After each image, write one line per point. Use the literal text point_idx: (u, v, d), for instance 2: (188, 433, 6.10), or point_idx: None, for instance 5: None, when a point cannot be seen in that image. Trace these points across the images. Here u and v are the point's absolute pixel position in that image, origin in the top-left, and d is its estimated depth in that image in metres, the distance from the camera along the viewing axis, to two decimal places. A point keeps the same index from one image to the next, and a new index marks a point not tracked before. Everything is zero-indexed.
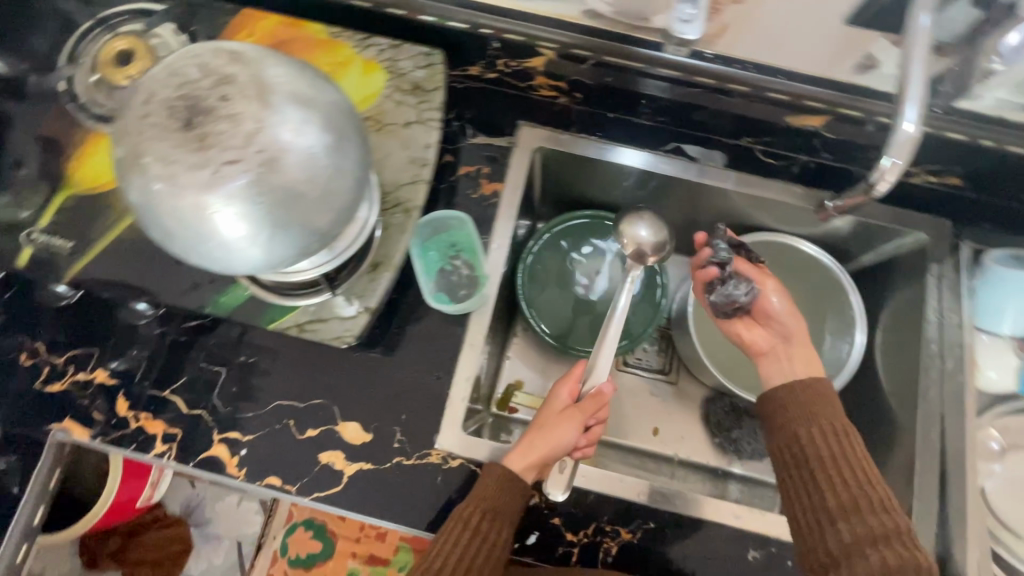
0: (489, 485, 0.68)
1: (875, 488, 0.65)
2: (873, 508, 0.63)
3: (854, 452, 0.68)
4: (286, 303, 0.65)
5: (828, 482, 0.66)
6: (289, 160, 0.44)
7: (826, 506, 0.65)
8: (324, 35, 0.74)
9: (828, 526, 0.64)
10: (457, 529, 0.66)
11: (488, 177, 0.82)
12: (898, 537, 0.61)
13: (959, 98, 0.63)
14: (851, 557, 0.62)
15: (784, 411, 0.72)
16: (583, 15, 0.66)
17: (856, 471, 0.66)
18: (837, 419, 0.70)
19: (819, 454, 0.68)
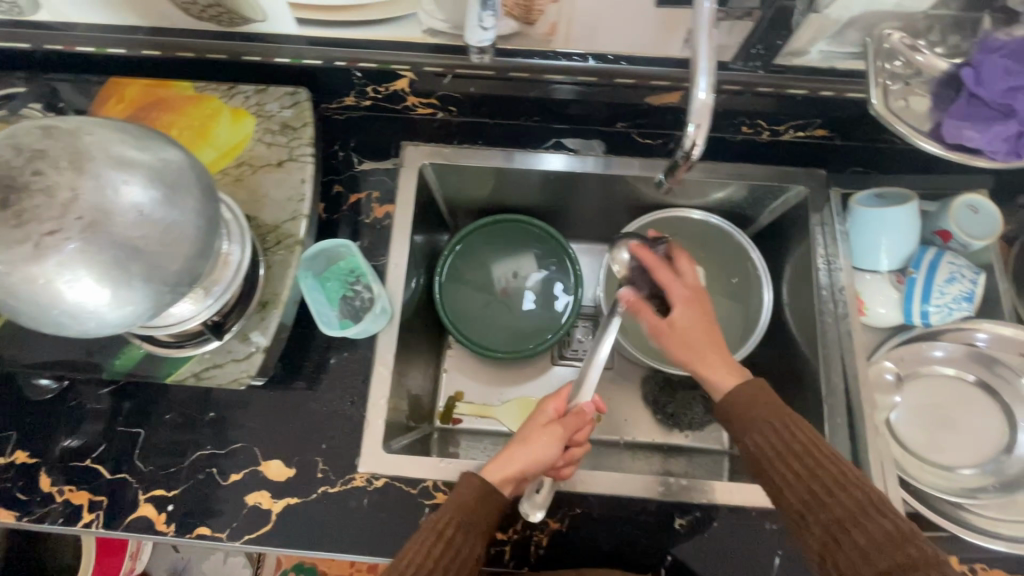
0: (467, 496, 0.63)
1: (829, 464, 0.58)
2: (835, 489, 0.56)
3: (799, 437, 0.61)
4: (181, 354, 0.67)
5: (785, 479, 0.59)
6: (115, 220, 0.46)
7: (793, 505, 0.59)
8: (191, 90, 0.77)
9: (803, 523, 0.58)
10: (428, 540, 0.60)
11: (379, 201, 0.85)
12: (867, 513, 0.55)
13: (789, 56, 0.66)
14: (833, 551, 0.55)
15: (731, 422, 0.66)
16: (425, 34, 0.69)
17: (806, 457, 0.59)
18: (777, 411, 0.63)
19: (769, 455, 0.61)
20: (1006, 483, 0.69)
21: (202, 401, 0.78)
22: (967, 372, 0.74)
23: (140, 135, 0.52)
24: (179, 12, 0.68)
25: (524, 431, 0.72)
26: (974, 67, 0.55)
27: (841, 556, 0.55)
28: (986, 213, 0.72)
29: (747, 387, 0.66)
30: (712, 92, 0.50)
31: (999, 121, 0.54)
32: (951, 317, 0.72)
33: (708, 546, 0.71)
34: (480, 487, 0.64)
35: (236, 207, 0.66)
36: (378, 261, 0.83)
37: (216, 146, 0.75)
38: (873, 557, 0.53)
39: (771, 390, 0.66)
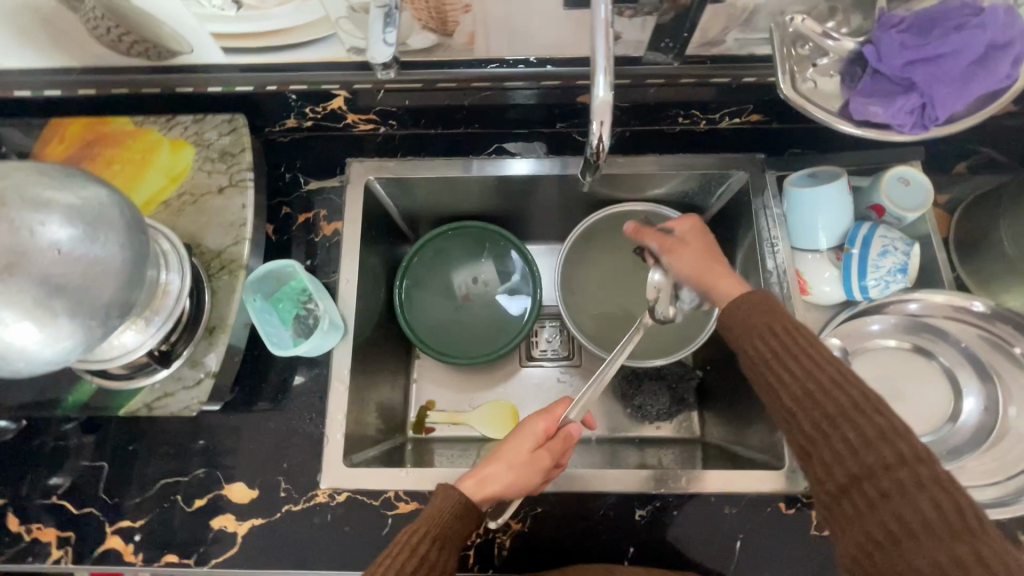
0: (445, 510, 0.60)
1: (826, 364, 0.54)
2: (829, 388, 0.53)
3: (798, 339, 0.57)
4: (131, 386, 0.70)
5: (778, 378, 0.56)
6: (35, 260, 0.48)
7: (784, 403, 0.55)
8: (131, 125, 0.79)
9: (792, 423, 0.55)
10: (401, 555, 0.57)
11: (327, 218, 0.86)
12: (863, 411, 0.51)
13: (705, 46, 0.68)
14: (820, 445, 0.52)
15: (732, 326, 0.62)
16: (350, 53, 0.70)
17: (803, 356, 0.55)
18: (779, 314, 0.59)
19: (764, 357, 0.57)
20: (952, 451, 0.70)
21: (163, 430, 0.78)
22: (905, 341, 0.76)
23: (60, 175, 0.53)
24: (108, 51, 0.70)
25: (510, 452, 0.67)
26: (875, 44, 0.56)
27: (826, 452, 0.52)
28: (917, 184, 0.74)
29: (749, 298, 0.61)
30: (610, 89, 0.52)
31: (902, 95, 0.55)
32: (888, 290, 0.73)
33: (670, 535, 0.72)
34: (459, 507, 0.60)
35: (175, 238, 0.69)
36: (330, 278, 0.84)
37: (159, 174, 0.77)
38: (860, 453, 0.50)
39: (774, 299, 0.60)
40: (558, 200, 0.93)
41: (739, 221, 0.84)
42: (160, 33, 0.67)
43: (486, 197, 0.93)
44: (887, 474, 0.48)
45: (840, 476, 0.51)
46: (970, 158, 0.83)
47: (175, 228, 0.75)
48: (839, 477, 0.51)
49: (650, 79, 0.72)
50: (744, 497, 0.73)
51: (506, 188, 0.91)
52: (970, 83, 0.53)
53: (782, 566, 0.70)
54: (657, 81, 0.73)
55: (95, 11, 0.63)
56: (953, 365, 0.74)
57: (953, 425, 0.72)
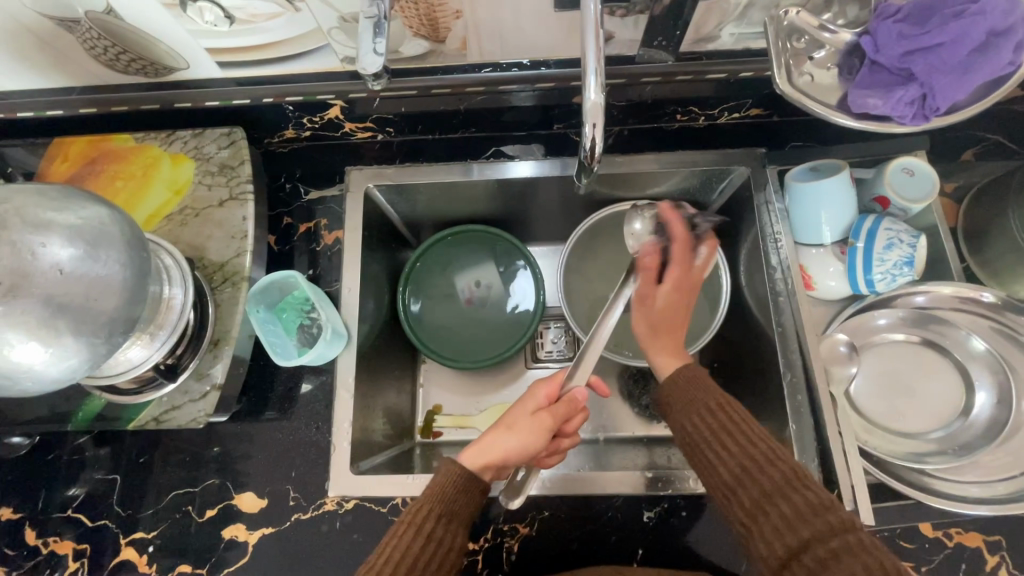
0: (440, 481, 0.59)
1: (758, 439, 0.57)
2: (762, 462, 0.55)
3: (732, 417, 0.59)
4: (139, 400, 0.71)
5: (715, 456, 0.58)
6: (37, 281, 0.49)
7: (722, 481, 0.57)
8: (132, 142, 0.80)
9: (730, 499, 0.56)
10: (407, 534, 0.56)
11: (328, 228, 0.87)
12: (792, 485, 0.53)
13: (699, 42, 0.67)
14: (758, 523, 0.53)
15: (670, 405, 0.64)
16: (344, 63, 0.70)
17: (737, 433, 0.58)
18: (713, 392, 0.62)
19: (703, 436, 0.59)
20: (964, 446, 0.69)
21: (173, 441, 0.79)
22: (913, 334, 0.74)
23: (60, 197, 0.54)
24: (106, 69, 0.71)
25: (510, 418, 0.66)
26: (872, 35, 0.56)
27: (765, 528, 0.52)
28: (922, 174, 0.73)
29: (687, 370, 0.65)
30: (601, 92, 0.52)
31: (901, 86, 0.54)
32: (896, 284, 0.72)
33: (678, 536, 0.72)
34: (461, 478, 0.60)
35: (176, 252, 0.70)
36: (333, 286, 0.84)
37: (162, 188, 0.79)
38: (797, 527, 0.51)
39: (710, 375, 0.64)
40: (557, 202, 0.92)
41: (741, 218, 0.83)
42: (156, 50, 0.67)
43: (486, 201, 0.93)
44: (822, 547, 0.49)
45: (781, 551, 0.51)
46: (977, 145, 0.82)
47: (179, 242, 0.76)
48: (780, 551, 0.51)
49: (645, 77, 0.72)
50: None
51: (505, 191, 0.90)
52: (970, 71, 0.52)
53: None
54: (653, 79, 0.73)
55: (92, 32, 0.64)
56: (964, 358, 0.73)
57: (964, 420, 0.71)
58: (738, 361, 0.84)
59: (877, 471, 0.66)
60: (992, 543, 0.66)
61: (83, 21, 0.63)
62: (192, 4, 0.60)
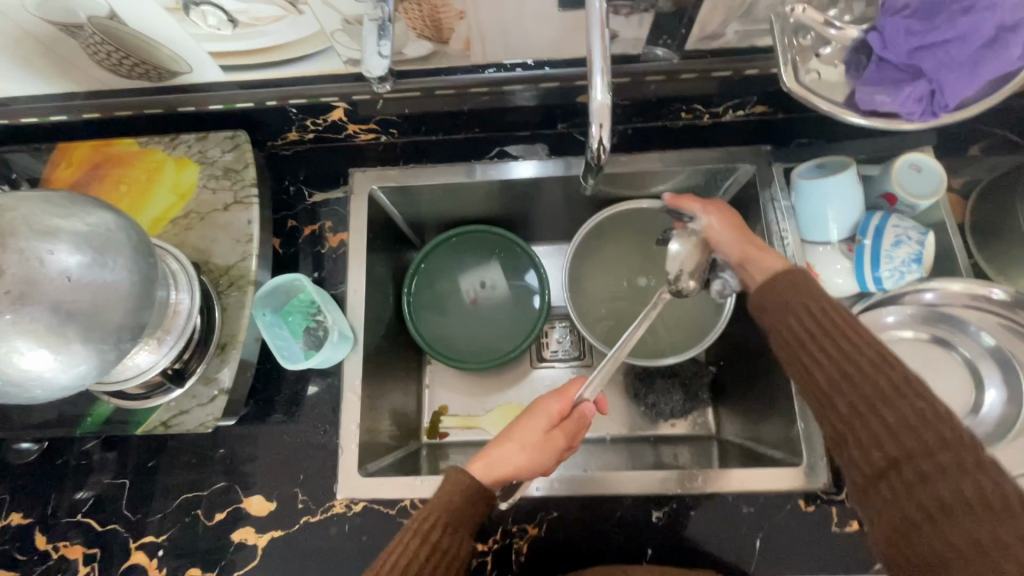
0: (452, 494, 0.59)
1: (865, 346, 0.54)
2: (870, 366, 0.52)
3: (844, 321, 0.56)
4: (147, 405, 0.71)
5: (815, 358, 0.56)
6: (44, 289, 0.49)
7: (820, 384, 0.55)
8: (136, 147, 0.80)
9: (828, 403, 0.54)
10: (413, 541, 0.56)
11: (333, 230, 0.87)
12: (902, 394, 0.50)
13: (704, 40, 0.67)
14: (856, 427, 0.51)
15: (766, 306, 0.62)
16: (347, 65, 0.70)
17: (839, 337, 0.55)
18: (814, 296, 0.59)
19: (803, 338, 0.57)
20: None
21: (181, 445, 0.80)
22: (922, 332, 0.74)
23: (66, 203, 0.54)
24: (110, 74, 0.71)
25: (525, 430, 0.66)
26: (880, 31, 0.55)
27: (863, 435, 0.51)
28: (929, 170, 0.72)
29: (790, 275, 0.62)
30: (608, 91, 0.52)
31: (909, 82, 0.54)
32: (903, 281, 0.71)
33: (687, 536, 0.71)
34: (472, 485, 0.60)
35: (183, 257, 0.70)
36: (338, 289, 0.84)
37: (166, 192, 0.79)
38: (899, 436, 0.48)
39: (814, 280, 0.60)
40: (561, 201, 0.92)
41: (747, 216, 0.83)
42: (159, 55, 0.67)
43: (490, 201, 0.93)
44: (924, 457, 0.47)
45: (877, 460, 0.49)
46: (984, 140, 0.81)
47: (184, 246, 0.76)
48: (877, 460, 0.49)
49: (650, 76, 0.71)
50: (761, 496, 0.72)
51: (510, 191, 0.90)
52: (979, 67, 0.51)
53: (804, 563, 0.70)
54: (657, 78, 0.72)
55: (95, 38, 0.64)
56: (974, 356, 0.73)
57: (975, 417, 0.70)
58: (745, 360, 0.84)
59: None
60: None
61: (86, 26, 0.63)
62: (194, 8, 0.60)
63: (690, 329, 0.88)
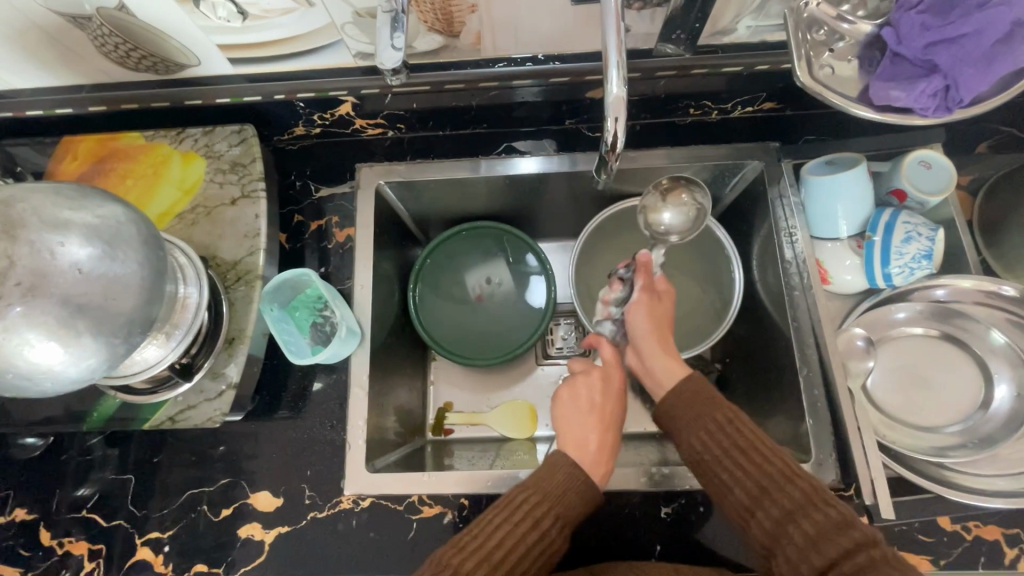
0: (561, 485, 0.62)
1: (773, 457, 0.57)
2: (779, 479, 0.55)
3: (744, 430, 0.59)
4: (155, 400, 0.71)
5: (730, 475, 0.58)
6: (55, 281, 0.48)
7: (740, 501, 0.57)
8: (143, 140, 0.80)
9: (750, 520, 0.56)
10: (528, 523, 0.59)
11: (339, 225, 0.86)
12: (815, 504, 0.53)
13: (716, 35, 0.67)
14: (782, 541, 0.53)
15: (671, 422, 0.64)
16: (357, 58, 0.70)
17: (752, 450, 0.58)
18: (718, 406, 0.62)
19: (714, 452, 0.59)
20: (984, 439, 0.69)
21: (186, 441, 0.79)
22: (932, 328, 0.74)
23: (77, 195, 0.54)
24: (117, 66, 0.70)
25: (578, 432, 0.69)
26: (894, 27, 0.55)
27: (791, 551, 0.52)
28: (939, 167, 0.73)
29: (690, 382, 0.65)
30: (623, 85, 0.52)
31: (924, 78, 0.53)
32: (913, 277, 0.72)
33: (695, 532, 0.71)
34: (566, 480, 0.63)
35: (190, 251, 0.70)
36: (344, 284, 0.84)
37: (172, 187, 0.78)
38: (822, 547, 0.50)
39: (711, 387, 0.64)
40: (568, 198, 0.92)
41: (755, 213, 0.83)
42: (167, 47, 0.67)
43: (497, 198, 0.92)
44: (849, 564, 0.49)
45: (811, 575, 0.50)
46: (992, 137, 0.81)
47: (190, 241, 0.76)
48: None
49: (660, 71, 0.71)
50: None
51: (517, 187, 0.90)
52: (994, 62, 0.51)
53: None
54: (668, 73, 0.72)
55: (103, 29, 0.64)
56: (984, 352, 0.73)
57: (984, 413, 0.71)
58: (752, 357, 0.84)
59: (896, 465, 0.66)
60: (1011, 536, 0.66)
61: (94, 18, 0.62)
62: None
63: (699, 323, 0.86)
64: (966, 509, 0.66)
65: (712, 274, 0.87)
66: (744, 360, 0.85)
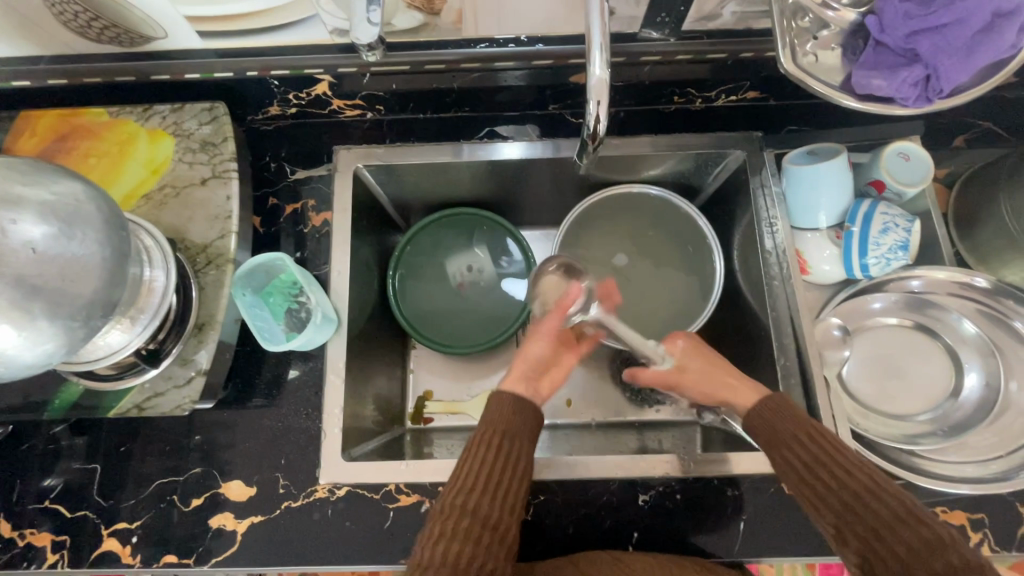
0: (503, 407, 0.64)
1: (860, 472, 0.56)
2: (872, 496, 0.55)
3: (837, 447, 0.58)
4: (121, 387, 0.68)
5: (824, 489, 0.57)
6: (6, 262, 0.46)
7: (832, 514, 0.56)
8: (107, 117, 0.76)
9: (843, 533, 0.56)
10: (481, 451, 0.61)
11: (315, 209, 0.84)
12: (904, 521, 0.53)
13: (701, 20, 0.66)
14: (874, 560, 0.54)
15: (762, 437, 0.63)
16: (333, 35, 0.67)
17: (843, 467, 0.57)
18: (804, 422, 0.61)
19: (807, 469, 0.58)
20: (952, 427, 0.71)
21: (154, 430, 0.77)
22: (907, 318, 0.76)
23: (33, 172, 0.51)
24: (78, 37, 0.67)
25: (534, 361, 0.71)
26: (878, 14, 0.54)
27: (880, 567, 0.53)
28: (917, 159, 0.73)
29: (768, 402, 0.63)
30: (607, 67, 0.51)
31: (905, 67, 0.54)
32: (890, 268, 0.73)
33: (674, 518, 0.72)
34: (510, 402, 0.65)
35: (157, 233, 0.67)
36: (321, 270, 0.82)
37: (138, 166, 0.75)
38: (918, 563, 0.51)
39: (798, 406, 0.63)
40: (550, 184, 0.91)
41: (736, 203, 0.83)
42: (131, 17, 0.64)
43: (478, 183, 0.91)
44: None
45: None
46: (969, 131, 0.82)
47: (158, 223, 0.73)
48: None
49: (645, 56, 0.70)
50: (746, 479, 0.72)
51: (499, 173, 0.88)
52: (975, 52, 0.51)
53: (786, 545, 0.70)
54: (653, 58, 0.71)
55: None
56: (956, 343, 0.74)
57: (955, 401, 0.72)
58: (729, 346, 0.85)
59: (868, 452, 0.67)
60: (976, 521, 0.67)
61: None
62: None
63: (679, 311, 0.86)
64: (934, 495, 0.67)
65: (692, 263, 0.88)
66: (723, 350, 0.85)
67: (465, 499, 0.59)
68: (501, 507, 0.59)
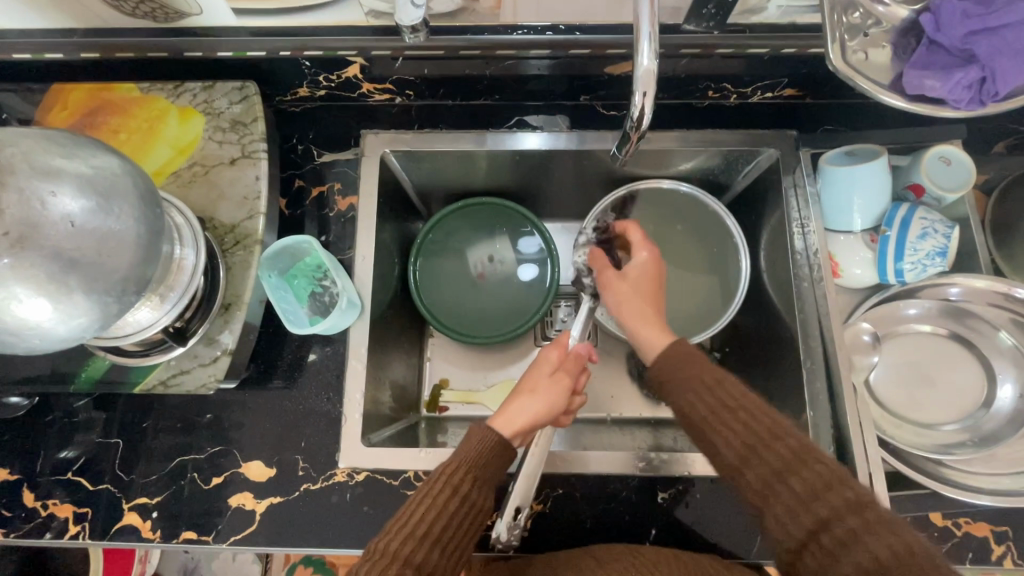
0: (481, 447, 0.62)
1: (759, 417, 0.56)
2: (770, 439, 0.54)
3: (730, 391, 0.58)
4: (146, 364, 0.69)
5: (724, 434, 0.56)
6: (45, 236, 0.46)
7: (728, 460, 0.56)
8: (138, 93, 0.76)
9: (740, 480, 0.55)
10: (444, 493, 0.58)
11: (341, 193, 0.83)
12: (801, 461, 0.52)
13: (745, 14, 0.64)
14: (770, 500, 0.52)
15: (665, 384, 0.63)
16: (368, 16, 0.67)
17: (739, 409, 0.57)
18: (706, 369, 0.60)
19: (701, 412, 0.58)
20: (981, 439, 0.70)
21: (173, 408, 0.77)
22: (941, 326, 0.75)
23: (70, 144, 0.51)
24: (114, 12, 0.66)
25: (539, 412, 0.67)
26: (934, 12, 0.53)
27: (777, 509, 0.52)
28: (959, 163, 0.72)
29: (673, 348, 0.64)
30: (654, 58, 0.50)
31: (961, 67, 0.52)
32: (925, 274, 0.72)
33: (695, 516, 0.71)
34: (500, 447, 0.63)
35: (187, 211, 0.67)
36: (345, 254, 0.81)
37: (167, 145, 0.75)
38: (810, 508, 0.50)
39: (698, 350, 0.64)
40: (574, 177, 0.90)
41: (766, 202, 0.81)
42: None
43: (504, 173, 0.90)
44: (836, 523, 0.49)
45: (798, 533, 0.50)
46: (1010, 137, 0.80)
47: (185, 202, 0.73)
48: (797, 534, 0.50)
49: (685, 49, 0.69)
50: None
51: (527, 164, 0.87)
52: None
53: None
54: (693, 52, 0.70)
55: None
56: (989, 353, 0.73)
57: (986, 411, 0.72)
58: (751, 348, 0.84)
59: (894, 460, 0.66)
60: (999, 533, 0.66)
61: None
62: None
63: (703, 309, 0.85)
64: (959, 505, 0.66)
65: (716, 259, 0.87)
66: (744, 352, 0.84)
67: (409, 546, 0.54)
68: (444, 561, 0.56)
